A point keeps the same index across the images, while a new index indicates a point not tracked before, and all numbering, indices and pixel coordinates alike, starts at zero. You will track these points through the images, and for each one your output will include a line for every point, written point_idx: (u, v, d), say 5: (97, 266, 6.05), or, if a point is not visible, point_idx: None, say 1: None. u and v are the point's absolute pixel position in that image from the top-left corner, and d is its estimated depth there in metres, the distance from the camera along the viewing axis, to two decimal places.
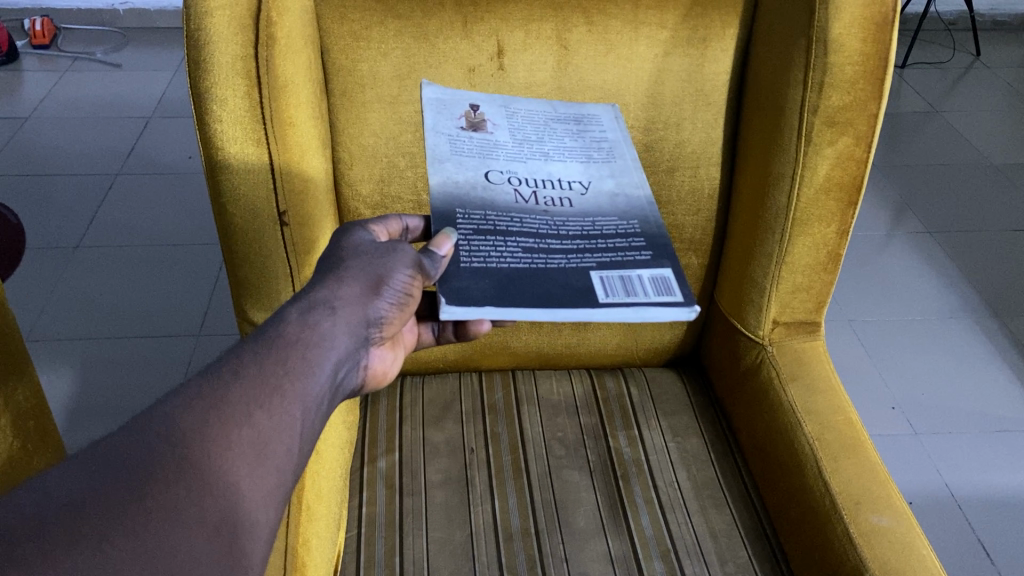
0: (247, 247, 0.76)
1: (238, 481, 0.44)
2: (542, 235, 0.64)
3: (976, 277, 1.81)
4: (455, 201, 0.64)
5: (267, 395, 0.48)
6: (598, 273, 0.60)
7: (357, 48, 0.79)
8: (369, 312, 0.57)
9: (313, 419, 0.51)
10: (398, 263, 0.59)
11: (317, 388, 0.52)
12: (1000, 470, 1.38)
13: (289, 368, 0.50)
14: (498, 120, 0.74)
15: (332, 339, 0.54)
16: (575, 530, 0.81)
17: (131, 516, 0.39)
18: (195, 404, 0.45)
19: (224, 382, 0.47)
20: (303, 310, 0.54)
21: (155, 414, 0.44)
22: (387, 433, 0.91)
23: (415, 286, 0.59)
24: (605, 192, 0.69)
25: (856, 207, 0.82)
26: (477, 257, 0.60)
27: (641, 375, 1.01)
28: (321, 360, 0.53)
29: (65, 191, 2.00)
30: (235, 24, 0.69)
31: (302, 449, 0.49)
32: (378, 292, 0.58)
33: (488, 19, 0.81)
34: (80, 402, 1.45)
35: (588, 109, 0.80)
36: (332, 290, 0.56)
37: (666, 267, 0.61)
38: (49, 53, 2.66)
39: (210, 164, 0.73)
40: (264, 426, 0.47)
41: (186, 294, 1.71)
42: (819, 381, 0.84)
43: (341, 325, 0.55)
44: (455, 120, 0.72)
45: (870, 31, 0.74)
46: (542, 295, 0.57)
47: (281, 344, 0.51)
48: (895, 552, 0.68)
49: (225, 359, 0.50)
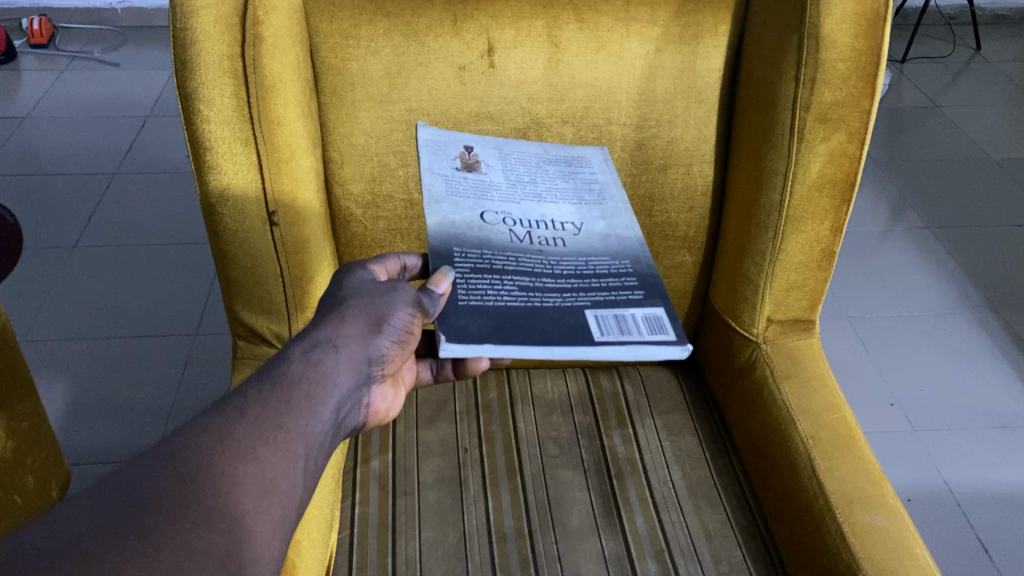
0: (236, 246, 0.76)
1: (244, 514, 0.44)
2: (538, 274, 0.63)
3: (977, 272, 1.80)
4: (453, 240, 0.63)
5: (272, 433, 0.48)
6: (593, 310, 0.59)
7: (347, 47, 0.79)
8: (369, 352, 0.56)
9: (317, 454, 0.51)
10: (399, 301, 0.58)
11: (320, 427, 0.51)
12: (998, 467, 1.37)
13: (293, 407, 0.50)
14: (492, 161, 0.74)
15: (334, 378, 0.53)
16: (568, 529, 0.81)
17: (139, 551, 0.39)
18: (201, 442, 0.45)
19: (230, 419, 0.47)
20: (306, 348, 0.53)
21: (161, 451, 0.44)
22: (380, 433, 0.91)
23: (415, 324, 0.58)
24: (598, 233, 0.68)
25: (849, 204, 0.81)
26: (475, 295, 0.59)
27: (636, 373, 1.00)
28: (324, 399, 0.52)
29: (62, 190, 2.00)
30: (221, 23, 0.69)
31: (305, 475, 0.49)
32: (379, 330, 0.56)
33: (479, 16, 0.80)
34: (78, 402, 1.45)
35: (577, 152, 0.80)
36: (334, 328, 0.55)
37: (659, 306, 0.60)
38: (46, 52, 2.66)
39: (199, 165, 0.73)
40: (269, 462, 0.47)
41: (183, 293, 1.70)
42: (813, 379, 0.83)
43: (344, 364, 0.54)
44: (451, 161, 0.72)
45: (861, 27, 0.74)
46: (538, 333, 0.56)
47: (286, 387, 0.50)
48: (889, 551, 0.67)
49: (229, 397, 0.49)
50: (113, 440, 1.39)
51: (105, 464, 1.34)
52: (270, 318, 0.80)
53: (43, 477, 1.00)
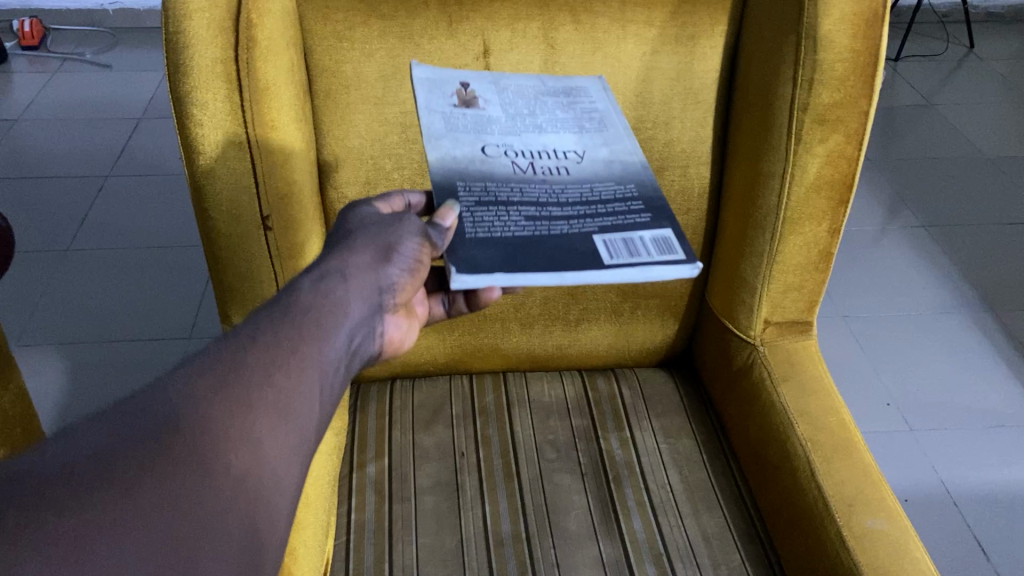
0: (230, 252, 0.75)
1: (263, 438, 0.44)
2: (544, 203, 0.62)
3: (970, 270, 1.81)
4: (456, 175, 0.63)
5: (289, 357, 0.48)
6: (600, 236, 0.59)
7: (341, 49, 0.78)
8: (379, 281, 0.57)
9: (332, 380, 0.51)
10: (406, 233, 0.59)
11: (335, 352, 0.52)
12: (996, 466, 1.38)
13: (309, 331, 0.50)
14: (489, 96, 0.72)
15: (346, 305, 0.54)
16: (566, 534, 0.80)
17: (160, 463, 0.38)
18: (216, 367, 0.44)
19: (244, 343, 0.47)
20: (316, 279, 0.54)
21: (177, 374, 0.43)
22: (377, 437, 0.90)
23: (422, 254, 0.59)
24: (601, 159, 0.67)
25: (846, 206, 0.81)
26: (482, 228, 0.59)
27: (633, 375, 1.00)
28: (338, 324, 0.53)
29: (54, 193, 1.99)
30: (214, 27, 0.68)
31: (321, 403, 0.49)
32: (388, 260, 0.58)
33: (474, 18, 0.79)
34: (71, 406, 1.44)
35: (575, 82, 0.77)
36: (342, 260, 0.56)
37: (667, 228, 0.60)
38: (38, 54, 2.65)
39: (191, 169, 0.72)
40: (286, 385, 0.47)
41: (177, 297, 1.69)
42: (811, 381, 0.83)
43: (354, 292, 0.55)
44: (448, 99, 0.70)
45: (859, 28, 0.73)
46: (547, 261, 0.56)
47: (301, 310, 0.51)
48: (889, 555, 0.67)
49: (242, 324, 0.49)
50: None
51: None
52: None
53: None
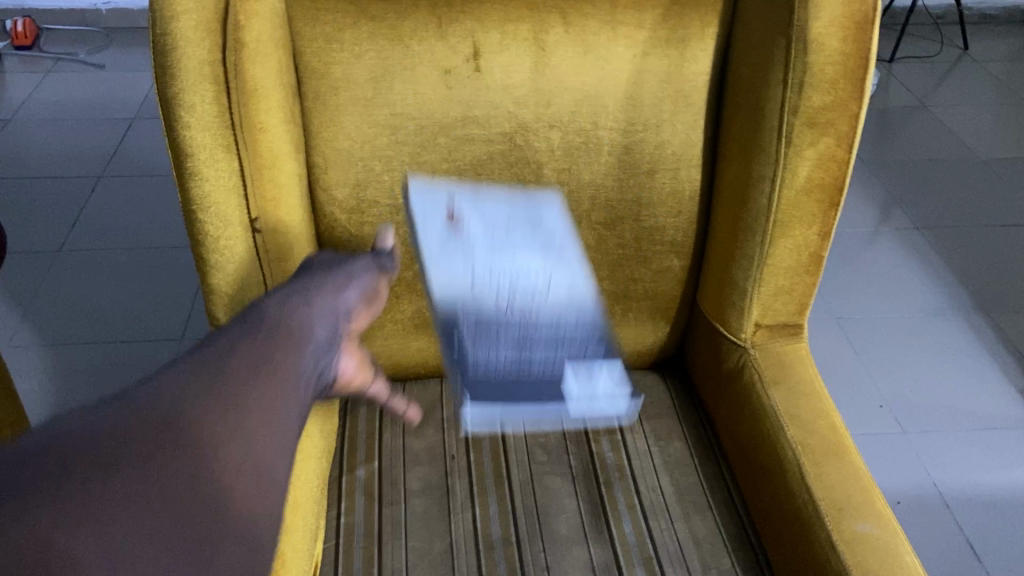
0: (218, 254, 0.75)
1: (235, 437, 0.52)
2: (526, 336, 0.81)
3: (963, 272, 1.81)
4: (455, 311, 0.80)
5: (265, 364, 0.58)
6: (570, 368, 0.82)
7: (330, 50, 0.78)
8: (338, 304, 0.67)
9: (301, 388, 0.60)
10: (358, 269, 0.71)
11: (304, 363, 0.61)
12: (987, 467, 1.38)
13: (280, 343, 0.60)
14: (473, 214, 0.82)
15: (311, 325, 0.63)
16: (556, 537, 0.80)
17: (141, 456, 0.47)
18: (206, 367, 0.55)
19: (219, 355, 0.56)
20: (284, 301, 0.64)
21: (161, 382, 0.52)
22: (367, 440, 0.90)
23: (375, 286, 0.72)
24: (563, 290, 0.82)
25: (837, 209, 0.81)
26: (480, 361, 0.80)
27: (624, 377, 1.00)
28: (304, 339, 0.62)
29: (46, 193, 1.98)
30: (202, 28, 0.67)
31: (289, 408, 0.58)
32: (344, 287, 0.68)
33: (464, 20, 0.79)
34: (61, 408, 1.43)
35: (540, 198, 0.86)
36: (306, 288, 0.66)
37: (616, 362, 0.85)
38: (31, 54, 2.64)
39: (179, 171, 0.72)
40: (256, 391, 0.55)
41: (169, 298, 1.69)
42: (802, 384, 0.83)
43: (318, 314, 0.65)
44: (442, 224, 0.80)
45: (850, 30, 0.73)
46: (533, 394, 0.81)
47: (272, 325, 0.61)
48: (878, 559, 0.67)
49: (220, 335, 0.59)
50: None
51: None
52: None
53: None
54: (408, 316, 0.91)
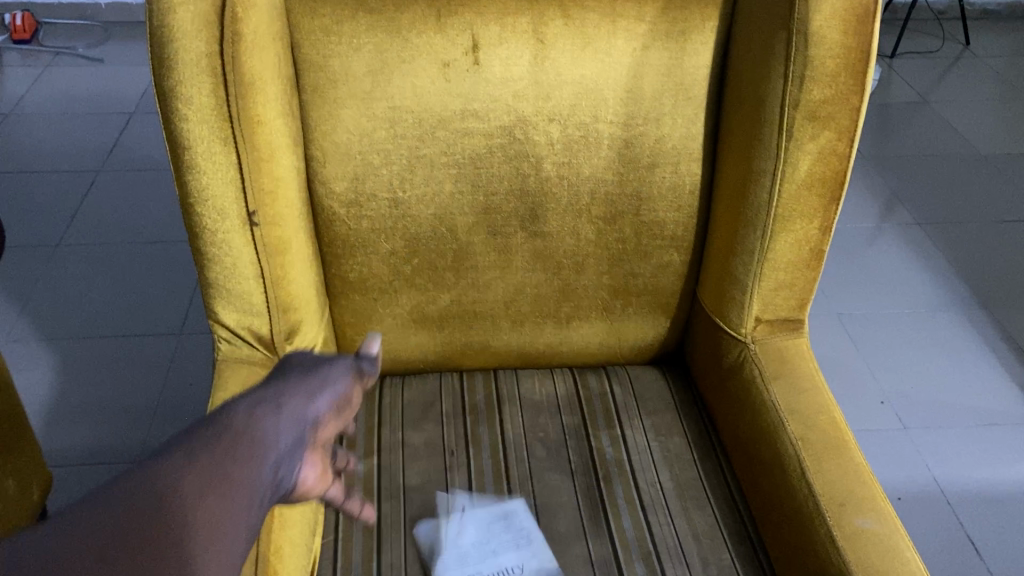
0: (216, 248, 0.75)
1: (198, 556, 0.46)
2: None
3: (964, 268, 1.80)
4: None
5: (219, 478, 0.50)
6: None
7: (328, 43, 0.77)
8: (305, 413, 0.59)
9: (256, 508, 0.52)
10: (334, 376, 0.64)
11: (262, 477, 0.53)
12: (987, 463, 1.38)
13: (238, 454, 0.52)
14: (463, 530, 0.80)
15: (275, 434, 0.55)
16: (556, 532, 0.80)
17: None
18: (161, 476, 0.48)
19: (179, 464, 0.49)
20: (250, 407, 0.56)
21: (134, 483, 0.47)
22: (366, 435, 0.89)
23: (350, 394, 0.65)
24: None
25: (838, 203, 0.80)
26: None
27: (624, 373, 0.99)
28: (265, 451, 0.54)
29: (45, 187, 1.98)
30: (200, 20, 0.67)
31: (246, 529, 0.50)
32: (315, 394, 0.61)
33: (463, 13, 0.78)
34: (60, 402, 1.43)
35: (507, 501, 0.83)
36: (275, 396, 0.59)
37: None
38: (30, 48, 2.63)
39: (177, 163, 0.71)
40: (215, 507, 0.48)
41: (169, 292, 1.68)
42: (802, 380, 0.82)
43: (284, 423, 0.57)
44: (434, 533, 0.79)
45: (852, 23, 0.72)
46: None
47: (228, 433, 0.53)
48: (878, 555, 0.67)
49: (178, 443, 0.51)
50: (96, 441, 1.36)
51: (89, 467, 1.31)
52: (251, 318, 0.79)
53: (22, 479, 1.00)
54: (405, 310, 0.91)
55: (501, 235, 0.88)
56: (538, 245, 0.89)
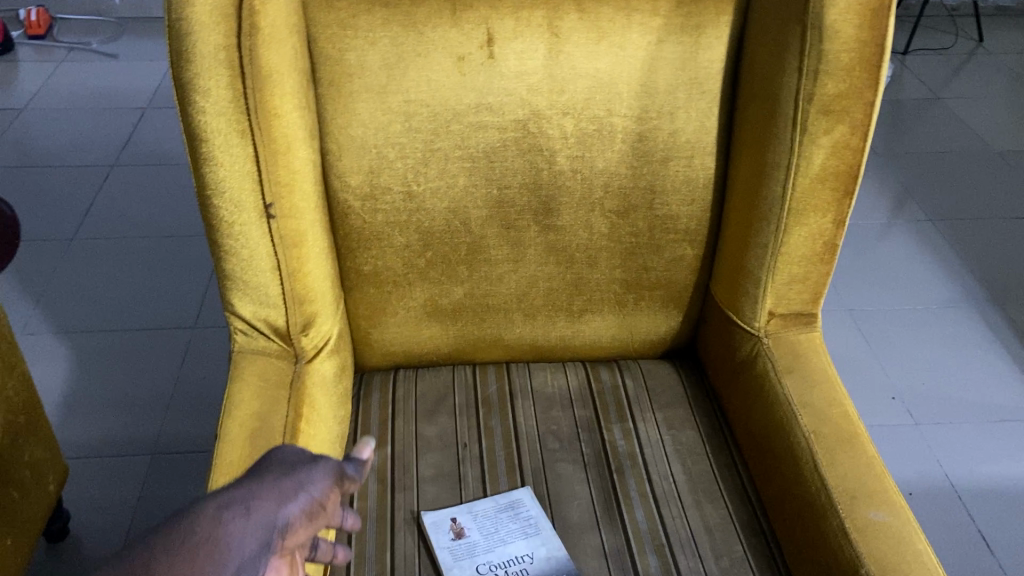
0: (232, 239, 0.75)
1: None
2: None
3: (977, 265, 1.80)
4: None
5: None
6: None
7: (344, 37, 0.78)
8: (275, 516, 0.50)
9: None
10: (318, 473, 0.55)
11: None
12: (999, 459, 1.37)
13: (194, 564, 0.44)
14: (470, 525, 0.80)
15: (241, 539, 0.47)
16: (569, 524, 0.81)
17: None
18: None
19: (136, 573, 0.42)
20: (219, 505, 0.48)
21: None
22: (380, 427, 0.90)
23: (329, 498, 0.54)
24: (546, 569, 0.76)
25: (852, 197, 0.80)
26: None
27: (636, 367, 0.99)
28: (225, 560, 0.45)
29: (60, 182, 1.99)
30: (218, 13, 0.67)
31: None
32: (291, 497, 0.52)
33: (478, 7, 0.79)
34: (76, 395, 1.44)
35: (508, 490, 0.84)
36: (247, 494, 0.50)
37: None
38: (44, 43, 2.65)
39: (195, 156, 0.72)
40: None
41: (182, 286, 1.69)
42: (815, 373, 0.83)
43: (254, 526, 0.48)
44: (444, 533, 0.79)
45: (867, 17, 0.72)
46: None
47: (183, 540, 0.45)
48: (891, 548, 0.67)
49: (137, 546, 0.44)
50: (111, 432, 1.38)
51: (104, 458, 1.33)
52: (267, 310, 0.80)
53: (39, 468, 1.01)
54: (419, 302, 0.91)
55: (515, 229, 0.88)
56: (552, 239, 0.89)
